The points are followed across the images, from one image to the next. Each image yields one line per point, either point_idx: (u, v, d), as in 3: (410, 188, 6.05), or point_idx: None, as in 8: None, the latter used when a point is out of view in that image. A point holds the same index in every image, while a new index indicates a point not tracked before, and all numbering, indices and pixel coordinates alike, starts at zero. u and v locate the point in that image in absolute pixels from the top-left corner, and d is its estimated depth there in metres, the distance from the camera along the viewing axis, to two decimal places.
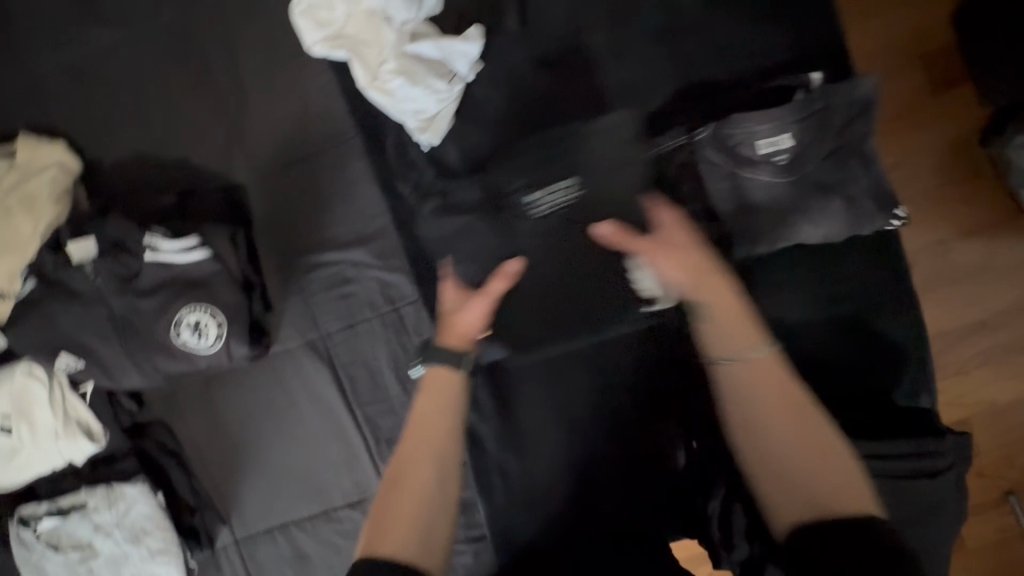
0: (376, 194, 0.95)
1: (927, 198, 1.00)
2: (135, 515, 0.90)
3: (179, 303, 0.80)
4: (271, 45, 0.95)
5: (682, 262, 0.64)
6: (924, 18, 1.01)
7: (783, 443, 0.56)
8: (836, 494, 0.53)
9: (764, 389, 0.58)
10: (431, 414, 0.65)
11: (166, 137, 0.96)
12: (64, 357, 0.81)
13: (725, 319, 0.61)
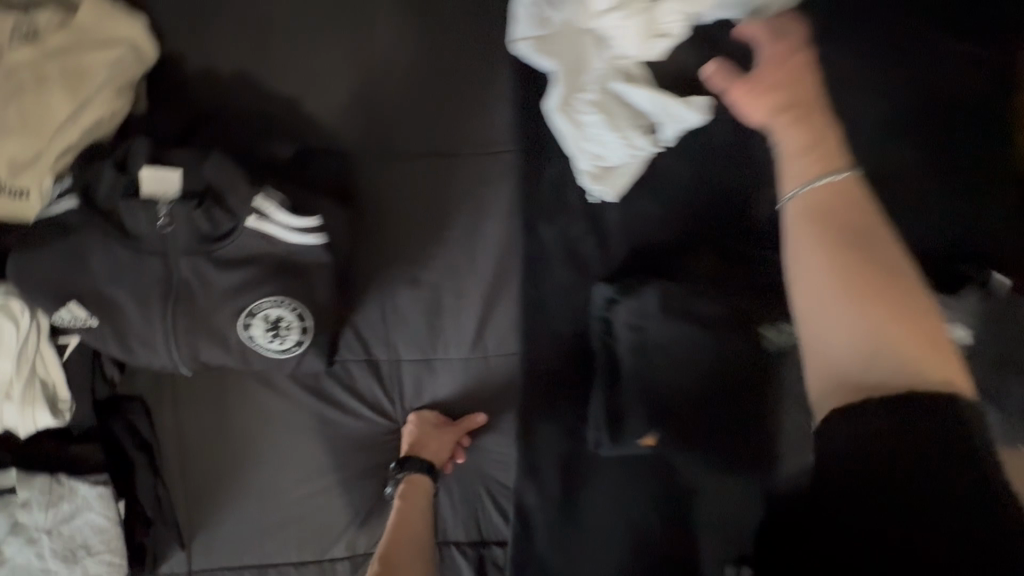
0: (508, 223, 0.81)
1: None
2: (79, 527, 0.67)
3: (261, 288, 0.60)
4: (446, 14, 0.79)
5: (771, 101, 0.55)
6: None
7: (835, 290, 0.45)
8: (927, 358, 0.41)
9: (842, 217, 0.49)
10: (413, 516, 0.77)
11: (279, 66, 0.76)
12: (73, 308, 0.59)
13: (810, 152, 0.52)
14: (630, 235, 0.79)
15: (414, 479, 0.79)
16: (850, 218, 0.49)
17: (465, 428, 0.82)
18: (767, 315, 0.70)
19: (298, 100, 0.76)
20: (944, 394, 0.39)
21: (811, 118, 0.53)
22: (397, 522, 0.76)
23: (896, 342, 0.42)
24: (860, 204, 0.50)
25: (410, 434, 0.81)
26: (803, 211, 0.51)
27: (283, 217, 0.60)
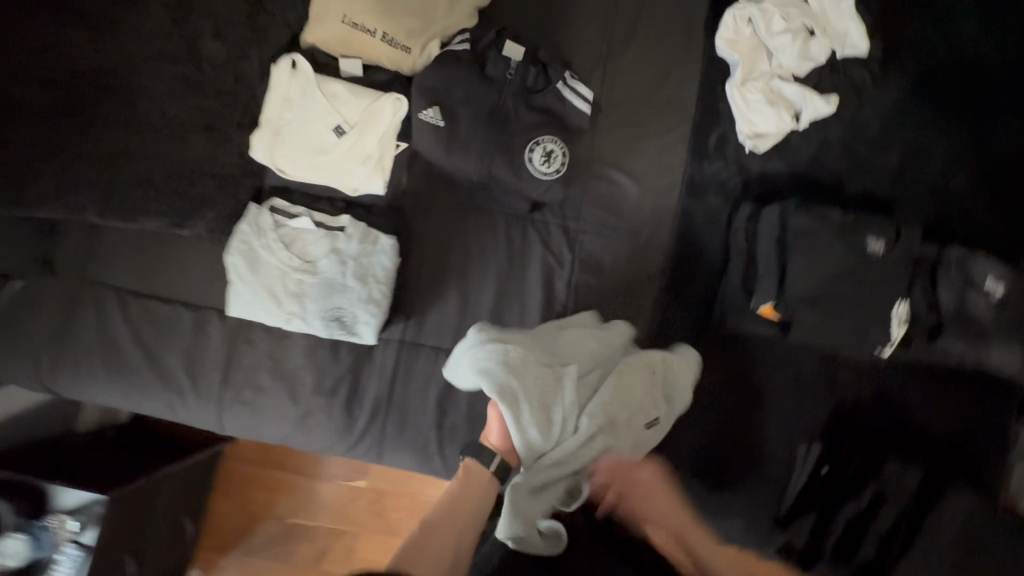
0: (683, 154, 1.12)
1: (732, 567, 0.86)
2: (375, 263, 0.96)
3: (547, 129, 0.96)
4: (673, 9, 1.14)
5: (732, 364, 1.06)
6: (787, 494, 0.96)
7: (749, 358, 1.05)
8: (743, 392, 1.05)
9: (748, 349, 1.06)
10: (471, 493, 0.79)
11: (554, 15, 1.11)
12: (434, 108, 0.94)
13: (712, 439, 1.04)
14: (764, 181, 1.11)
15: (471, 467, 0.82)
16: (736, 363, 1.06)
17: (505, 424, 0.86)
18: (875, 235, 0.98)
19: (561, 38, 1.11)
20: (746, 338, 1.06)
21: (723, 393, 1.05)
22: (453, 488, 0.80)
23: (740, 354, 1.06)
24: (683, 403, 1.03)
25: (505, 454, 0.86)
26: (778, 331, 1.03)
27: (580, 87, 0.97)
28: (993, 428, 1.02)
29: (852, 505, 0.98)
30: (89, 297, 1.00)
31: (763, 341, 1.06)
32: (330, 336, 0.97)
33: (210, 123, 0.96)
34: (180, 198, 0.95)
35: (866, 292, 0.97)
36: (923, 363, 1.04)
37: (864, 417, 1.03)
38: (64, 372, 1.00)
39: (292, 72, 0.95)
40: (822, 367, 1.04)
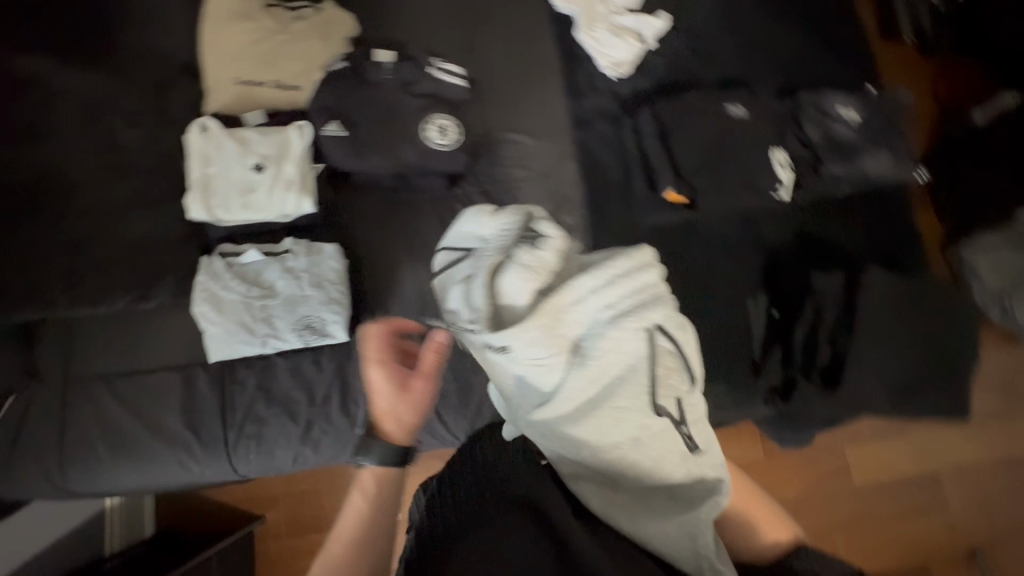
0: (562, 100, 1.28)
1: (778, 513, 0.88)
2: (325, 268, 1.06)
3: (435, 108, 1.10)
4: None
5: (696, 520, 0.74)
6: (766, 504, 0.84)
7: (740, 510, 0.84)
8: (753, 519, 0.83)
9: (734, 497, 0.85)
10: (367, 510, 0.74)
11: (414, 22, 1.26)
12: (334, 121, 1.07)
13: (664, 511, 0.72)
14: (636, 98, 1.27)
15: (361, 475, 0.77)
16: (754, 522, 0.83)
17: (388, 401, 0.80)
18: (730, 102, 1.15)
19: (426, 39, 1.26)
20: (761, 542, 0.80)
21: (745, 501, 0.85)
22: (354, 504, 0.75)
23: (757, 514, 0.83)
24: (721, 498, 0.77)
25: (396, 406, 0.80)
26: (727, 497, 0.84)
27: (450, 67, 1.12)
28: (898, 229, 1.18)
29: (803, 322, 1.08)
30: (78, 392, 1.06)
31: (684, 226, 1.18)
32: (307, 344, 1.06)
33: (147, 199, 1.08)
34: (140, 273, 1.06)
35: (743, 151, 1.13)
36: (823, 197, 1.18)
37: (794, 254, 1.15)
38: (74, 469, 1.05)
39: (203, 134, 1.07)
40: (740, 229, 1.17)
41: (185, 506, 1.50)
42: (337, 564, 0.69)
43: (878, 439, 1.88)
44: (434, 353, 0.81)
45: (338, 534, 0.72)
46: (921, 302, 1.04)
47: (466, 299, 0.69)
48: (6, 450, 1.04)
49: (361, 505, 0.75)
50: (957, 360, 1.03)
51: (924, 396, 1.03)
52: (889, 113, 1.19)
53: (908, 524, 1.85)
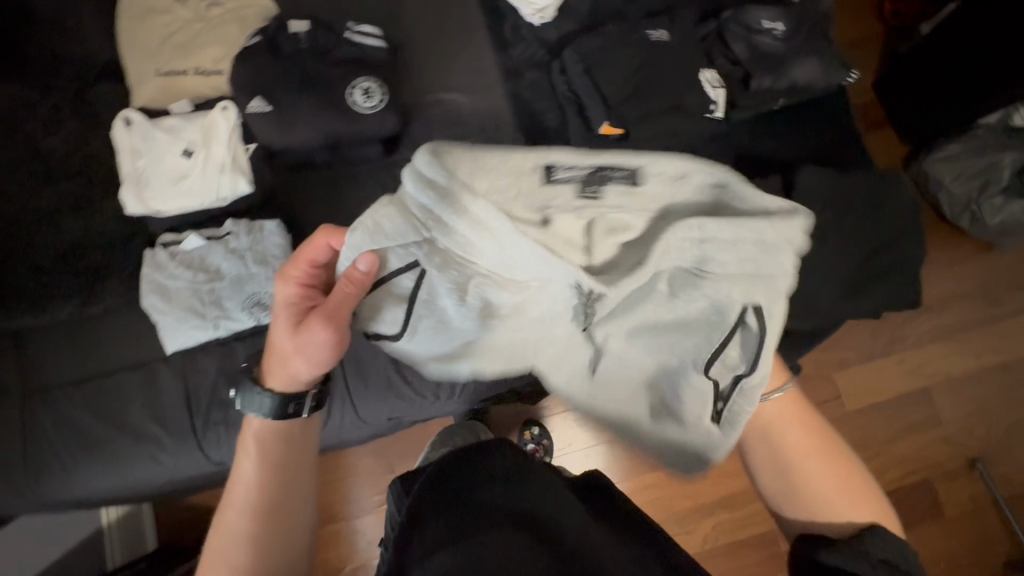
0: (490, 53, 1.27)
1: (844, 495, 0.71)
2: (268, 245, 1.06)
3: (357, 73, 1.10)
4: None
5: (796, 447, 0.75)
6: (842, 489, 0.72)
7: (808, 483, 0.73)
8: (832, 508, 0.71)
9: (798, 437, 0.76)
10: (252, 471, 0.66)
11: None
12: (258, 97, 1.06)
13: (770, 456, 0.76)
14: (563, 41, 1.26)
15: (250, 427, 0.68)
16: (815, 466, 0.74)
17: (286, 339, 0.66)
18: (652, 28, 1.14)
19: (344, 8, 1.24)
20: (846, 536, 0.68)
21: (827, 466, 0.73)
22: (237, 468, 0.67)
23: (821, 491, 0.72)
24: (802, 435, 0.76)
25: (297, 355, 0.66)
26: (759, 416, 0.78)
27: (365, 29, 1.13)
28: (831, 136, 1.20)
29: None
30: (37, 404, 1.05)
31: (625, 160, 1.18)
32: (260, 323, 1.05)
33: (76, 203, 1.08)
34: (77, 275, 1.06)
35: (673, 75, 1.12)
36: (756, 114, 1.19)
37: (732, 177, 1.16)
38: (45, 480, 1.04)
39: (129, 129, 1.07)
40: (680, 157, 1.18)
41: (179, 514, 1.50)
42: (235, 536, 0.64)
43: (864, 360, 1.88)
44: (353, 285, 0.64)
45: (233, 503, 0.65)
46: (857, 199, 1.03)
47: (422, 283, 0.70)
48: None
49: (253, 469, 0.67)
50: (902, 250, 1.03)
51: (875, 289, 1.02)
52: (815, 19, 1.18)
53: (904, 439, 1.84)
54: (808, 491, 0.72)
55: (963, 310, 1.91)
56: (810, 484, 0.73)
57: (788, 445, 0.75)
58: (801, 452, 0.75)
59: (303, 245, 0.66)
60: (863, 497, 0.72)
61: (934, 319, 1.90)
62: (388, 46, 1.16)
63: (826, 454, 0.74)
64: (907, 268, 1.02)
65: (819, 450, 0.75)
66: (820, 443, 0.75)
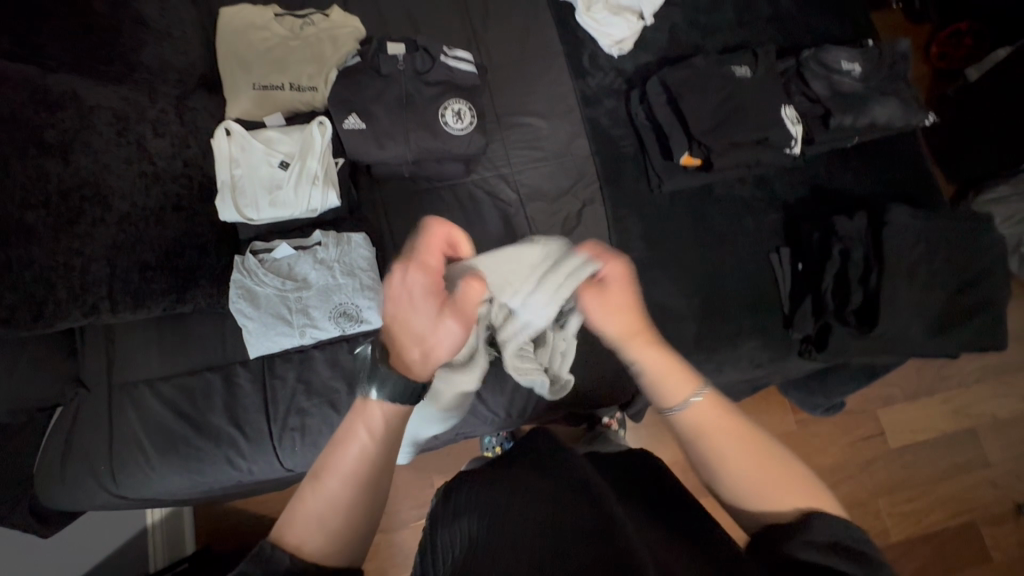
0: (569, 81, 1.31)
1: (780, 476, 0.59)
2: (356, 256, 1.09)
3: (450, 96, 1.14)
4: None
5: (722, 439, 0.61)
6: (779, 473, 0.59)
7: (745, 476, 0.59)
8: (778, 492, 0.58)
9: (720, 420, 0.62)
10: (373, 442, 0.59)
11: (418, 19, 1.30)
12: (354, 115, 1.10)
13: (658, 368, 0.65)
14: (640, 74, 1.31)
15: (366, 409, 0.59)
16: (739, 438, 0.61)
17: (416, 323, 0.62)
18: (735, 65, 1.18)
19: (431, 34, 1.29)
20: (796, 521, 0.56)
21: (756, 450, 0.61)
22: (355, 429, 0.59)
23: (753, 479, 0.59)
24: (716, 428, 0.61)
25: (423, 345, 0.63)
26: (683, 418, 0.63)
27: (459, 54, 1.17)
28: (905, 176, 1.22)
29: (830, 268, 1.07)
30: (123, 398, 1.08)
31: (700, 189, 1.21)
32: (344, 332, 1.08)
33: (177, 204, 1.10)
34: (173, 274, 1.07)
35: (756, 109, 1.14)
36: (831, 150, 1.22)
37: (804, 211, 1.19)
38: (125, 474, 1.06)
39: (229, 138, 1.10)
40: (752, 190, 1.21)
41: (221, 520, 1.46)
42: (331, 499, 0.56)
43: (908, 398, 1.86)
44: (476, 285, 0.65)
45: (343, 467, 0.57)
46: (939, 238, 1.05)
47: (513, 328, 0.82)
48: (57, 459, 1.06)
49: (377, 439, 0.59)
50: (983, 291, 1.05)
51: (959, 330, 1.03)
52: (894, 62, 1.21)
53: (948, 480, 1.81)
54: (734, 498, 0.60)
55: (1008, 352, 1.89)
56: (736, 485, 0.59)
57: (703, 449, 0.61)
58: (723, 458, 0.60)
59: (420, 236, 0.63)
60: (805, 490, 0.58)
61: (979, 360, 1.89)
62: (478, 70, 1.20)
63: (747, 444, 0.61)
64: (988, 308, 1.04)
65: (740, 442, 0.61)
66: (738, 444, 0.60)
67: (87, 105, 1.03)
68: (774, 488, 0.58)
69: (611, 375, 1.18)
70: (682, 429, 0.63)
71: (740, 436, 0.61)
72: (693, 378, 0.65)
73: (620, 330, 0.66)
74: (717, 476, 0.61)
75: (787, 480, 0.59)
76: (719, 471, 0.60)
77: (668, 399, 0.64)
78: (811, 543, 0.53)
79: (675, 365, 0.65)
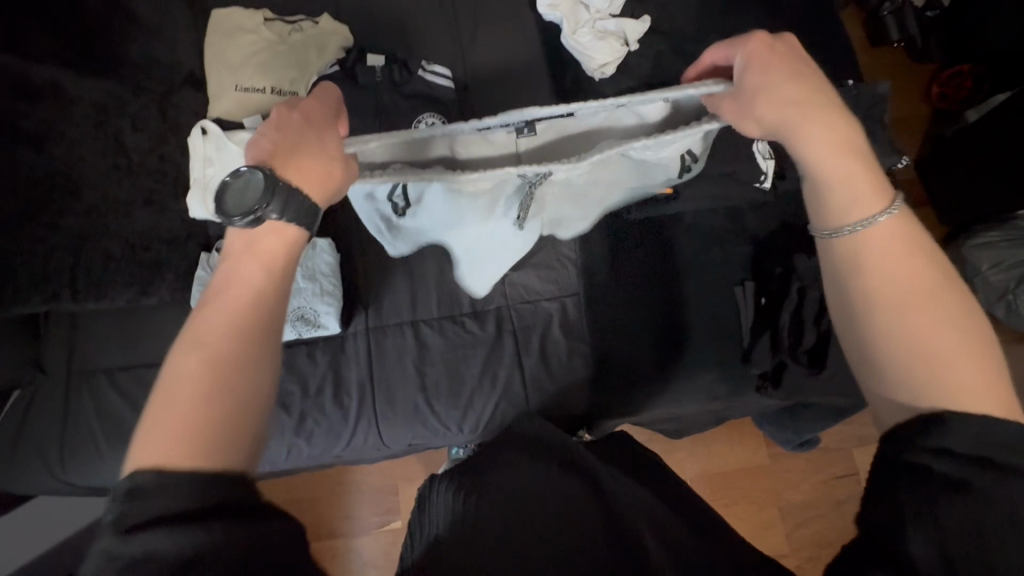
0: (549, 101, 1.31)
1: (965, 346, 0.54)
2: (319, 262, 1.11)
3: (425, 111, 1.16)
4: None
5: (895, 273, 0.58)
6: (959, 337, 0.54)
7: (917, 325, 0.55)
8: (960, 357, 0.54)
9: (900, 261, 0.58)
10: (244, 292, 0.57)
11: (405, 31, 1.32)
12: None
13: (828, 164, 0.63)
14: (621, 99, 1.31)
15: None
16: (920, 276, 0.57)
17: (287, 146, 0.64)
18: None
19: (416, 47, 1.31)
20: (976, 402, 0.52)
21: (941, 306, 0.56)
22: (217, 292, 0.57)
23: (932, 333, 0.55)
24: (917, 268, 0.58)
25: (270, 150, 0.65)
26: (864, 243, 0.60)
27: (438, 69, 1.19)
28: None
29: (788, 307, 1.08)
30: (80, 385, 1.09)
31: (670, 217, 1.20)
32: (301, 335, 1.11)
33: (150, 199, 1.13)
34: (140, 267, 1.10)
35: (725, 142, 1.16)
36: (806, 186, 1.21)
37: (775, 246, 1.18)
38: (74, 461, 1.07)
39: (204, 137, 1.13)
40: (724, 220, 1.20)
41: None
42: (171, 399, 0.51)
43: None
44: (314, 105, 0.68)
45: (214, 324, 0.55)
46: None
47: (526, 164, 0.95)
48: (8, 443, 1.07)
49: (259, 275, 0.59)
50: None
51: None
52: (872, 102, 1.21)
53: None
54: (906, 373, 0.55)
55: None
56: (909, 334, 0.55)
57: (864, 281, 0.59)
58: (901, 318, 0.56)
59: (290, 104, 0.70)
60: (996, 386, 0.53)
61: None
62: (456, 86, 1.22)
63: (934, 305, 0.56)
64: None
65: (916, 285, 0.57)
66: (929, 290, 0.56)
67: (69, 98, 1.05)
68: (953, 356, 0.54)
69: (569, 396, 1.16)
70: (853, 250, 0.60)
71: (931, 280, 0.57)
72: (881, 204, 0.61)
73: (837, 167, 0.63)
74: (876, 315, 0.57)
75: (974, 366, 0.53)
76: (884, 311, 0.57)
77: (849, 214, 0.61)
78: (948, 443, 0.50)
79: (861, 186, 0.62)
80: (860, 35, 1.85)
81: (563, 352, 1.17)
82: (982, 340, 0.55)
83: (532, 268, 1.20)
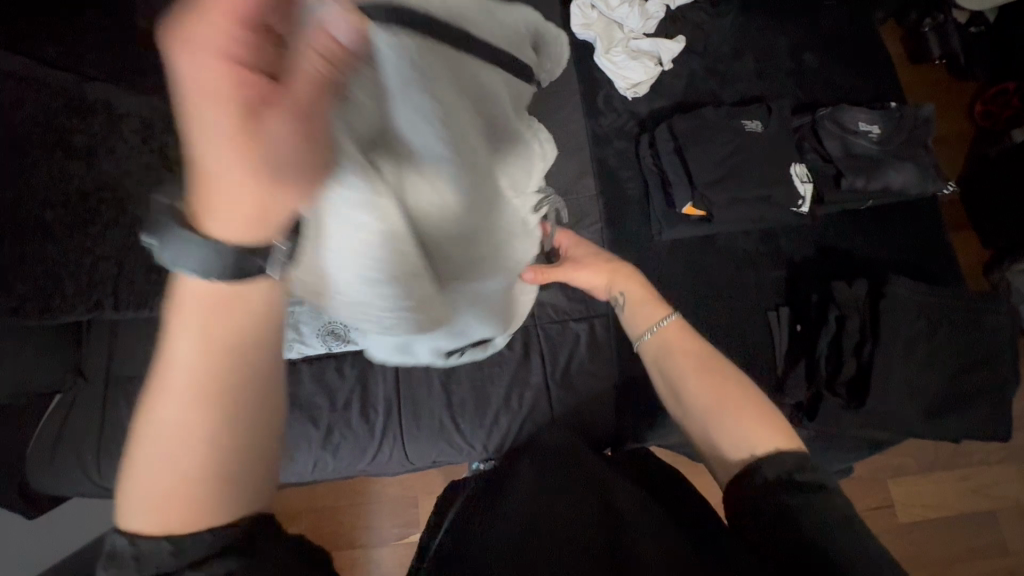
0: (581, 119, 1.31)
1: (729, 409, 0.67)
2: None
3: None
4: (533, 16, 1.37)
5: (691, 354, 0.74)
6: (731, 398, 0.68)
7: (708, 400, 0.69)
8: (754, 427, 0.64)
9: (683, 346, 0.75)
10: (173, 353, 0.45)
11: None
12: None
13: (636, 302, 0.83)
14: (653, 120, 1.30)
15: (186, 310, 0.46)
16: (691, 348, 0.75)
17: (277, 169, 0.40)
18: (747, 118, 1.17)
19: None
20: (773, 448, 0.61)
21: (726, 379, 0.70)
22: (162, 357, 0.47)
23: (716, 409, 0.68)
24: (690, 341, 0.76)
25: (251, 179, 0.39)
26: (653, 338, 0.78)
27: None
28: (921, 242, 1.17)
29: (825, 334, 1.05)
30: (117, 393, 1.12)
31: (702, 240, 1.18)
32: (331, 350, 1.12)
33: None
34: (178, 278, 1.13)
35: (761, 164, 1.13)
36: (845, 209, 1.18)
37: (811, 271, 1.16)
38: (109, 465, 1.09)
39: None
40: (758, 242, 1.18)
41: None
42: (169, 466, 0.46)
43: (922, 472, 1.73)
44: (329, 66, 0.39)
45: (161, 392, 0.46)
46: (941, 315, 1.03)
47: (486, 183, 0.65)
48: (48, 446, 1.11)
49: (190, 348, 0.45)
50: (985, 375, 1.02)
51: (957, 414, 1.01)
52: (914, 126, 1.18)
53: None
54: (713, 442, 0.66)
55: None
56: (697, 411, 0.69)
57: (668, 367, 0.74)
58: (689, 385, 0.71)
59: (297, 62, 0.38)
60: (772, 425, 0.64)
61: None
62: None
63: (711, 375, 0.71)
64: (985, 392, 1.02)
65: (702, 367, 0.72)
66: (700, 364, 0.73)
67: (116, 114, 1.10)
68: (726, 427, 0.66)
69: (594, 416, 1.14)
70: (650, 352, 0.78)
71: (702, 358, 0.73)
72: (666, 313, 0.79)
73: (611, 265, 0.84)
74: (682, 402, 0.71)
75: (745, 420, 0.65)
76: (683, 393, 0.71)
77: (643, 327, 0.80)
78: (761, 476, 0.59)
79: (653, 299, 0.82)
80: (899, 51, 1.78)
81: (588, 373, 1.16)
82: (738, 387, 0.69)
83: (561, 285, 1.20)
